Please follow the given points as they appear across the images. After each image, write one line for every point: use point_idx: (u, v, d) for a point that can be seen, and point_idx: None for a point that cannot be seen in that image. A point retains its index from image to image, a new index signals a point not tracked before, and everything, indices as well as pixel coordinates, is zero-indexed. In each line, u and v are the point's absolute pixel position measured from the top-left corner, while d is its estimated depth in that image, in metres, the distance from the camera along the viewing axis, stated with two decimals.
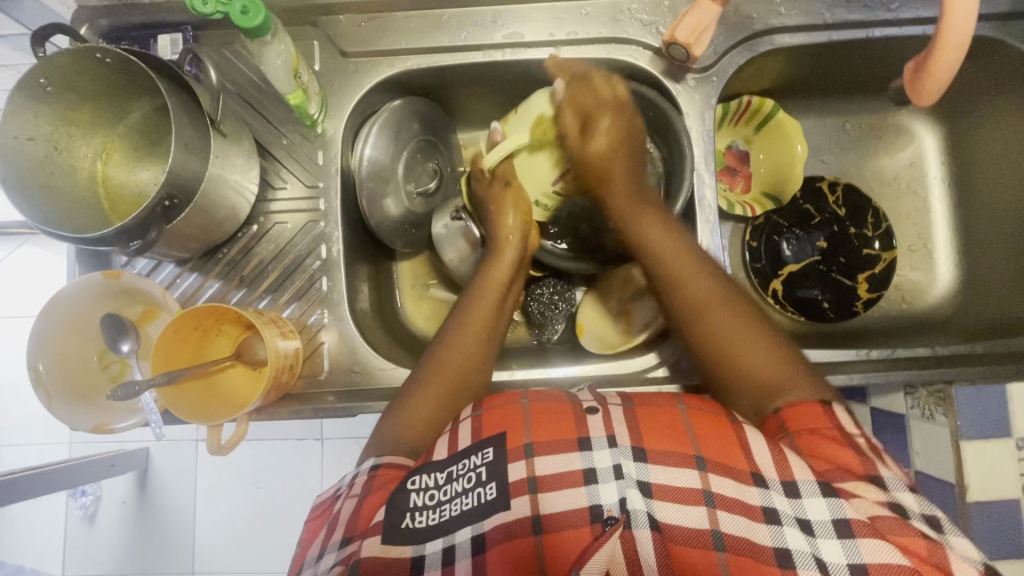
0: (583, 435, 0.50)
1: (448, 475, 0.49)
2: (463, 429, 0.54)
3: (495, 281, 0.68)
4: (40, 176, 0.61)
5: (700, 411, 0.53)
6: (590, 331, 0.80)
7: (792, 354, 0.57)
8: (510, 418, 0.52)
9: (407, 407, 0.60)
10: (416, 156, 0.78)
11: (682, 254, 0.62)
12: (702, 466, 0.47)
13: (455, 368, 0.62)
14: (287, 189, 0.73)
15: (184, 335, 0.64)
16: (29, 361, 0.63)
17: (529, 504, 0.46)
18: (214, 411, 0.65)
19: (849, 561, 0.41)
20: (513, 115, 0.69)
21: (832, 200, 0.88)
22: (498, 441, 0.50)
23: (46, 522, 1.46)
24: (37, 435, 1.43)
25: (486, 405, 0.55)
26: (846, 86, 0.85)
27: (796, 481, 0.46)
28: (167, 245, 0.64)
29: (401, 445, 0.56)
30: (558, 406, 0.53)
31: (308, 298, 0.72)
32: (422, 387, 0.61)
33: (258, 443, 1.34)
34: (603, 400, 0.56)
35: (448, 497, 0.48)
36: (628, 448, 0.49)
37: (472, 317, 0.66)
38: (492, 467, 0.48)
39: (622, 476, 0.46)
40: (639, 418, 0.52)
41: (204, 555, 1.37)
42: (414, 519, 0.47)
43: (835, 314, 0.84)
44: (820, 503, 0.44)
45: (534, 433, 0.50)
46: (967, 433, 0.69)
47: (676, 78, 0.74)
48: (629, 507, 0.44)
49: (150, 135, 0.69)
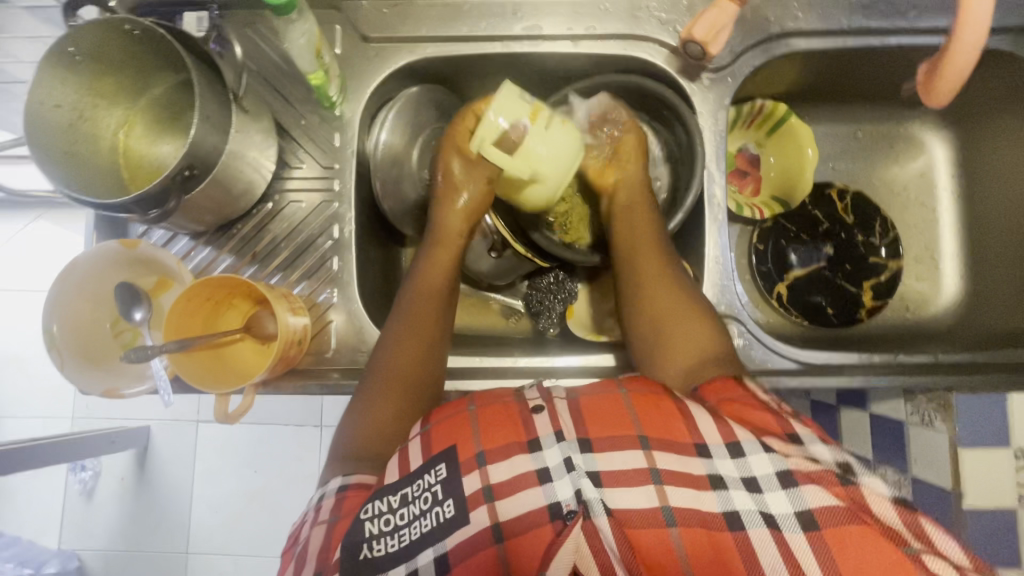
0: (532, 436, 0.50)
1: (402, 498, 0.48)
2: (413, 447, 0.52)
3: (430, 287, 0.68)
4: (64, 143, 0.63)
5: (641, 394, 0.52)
6: (579, 317, 0.83)
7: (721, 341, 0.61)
8: (458, 427, 0.51)
9: (365, 408, 0.60)
10: (431, 143, 0.79)
11: (652, 246, 0.68)
12: (646, 445, 0.47)
13: (408, 356, 0.63)
14: (303, 169, 0.74)
15: (195, 306, 0.64)
16: (46, 321, 0.64)
17: (487, 514, 0.46)
18: (222, 379, 0.66)
19: (795, 509, 0.43)
20: (541, 123, 0.65)
21: (841, 207, 0.89)
22: (449, 455, 0.49)
23: (45, 495, 1.47)
24: (41, 407, 1.45)
25: (435, 420, 0.53)
26: (861, 93, 0.86)
27: (739, 441, 0.47)
28: (183, 217, 0.65)
29: (365, 460, 0.56)
30: (500, 408, 0.53)
31: (318, 277, 0.73)
32: (376, 395, 0.60)
33: (259, 427, 1.36)
34: (549, 395, 0.54)
35: (406, 521, 0.47)
36: (575, 441, 0.48)
37: (424, 312, 0.66)
38: (448, 485, 0.48)
39: (573, 468, 0.46)
40: (584, 411, 0.51)
41: (199, 535, 1.38)
42: (372, 548, 0.46)
43: (838, 319, 0.85)
44: (763, 458, 0.46)
45: (484, 440, 0.49)
46: (966, 442, 0.70)
47: (691, 77, 0.75)
48: (585, 497, 0.45)
49: (171, 109, 0.70)
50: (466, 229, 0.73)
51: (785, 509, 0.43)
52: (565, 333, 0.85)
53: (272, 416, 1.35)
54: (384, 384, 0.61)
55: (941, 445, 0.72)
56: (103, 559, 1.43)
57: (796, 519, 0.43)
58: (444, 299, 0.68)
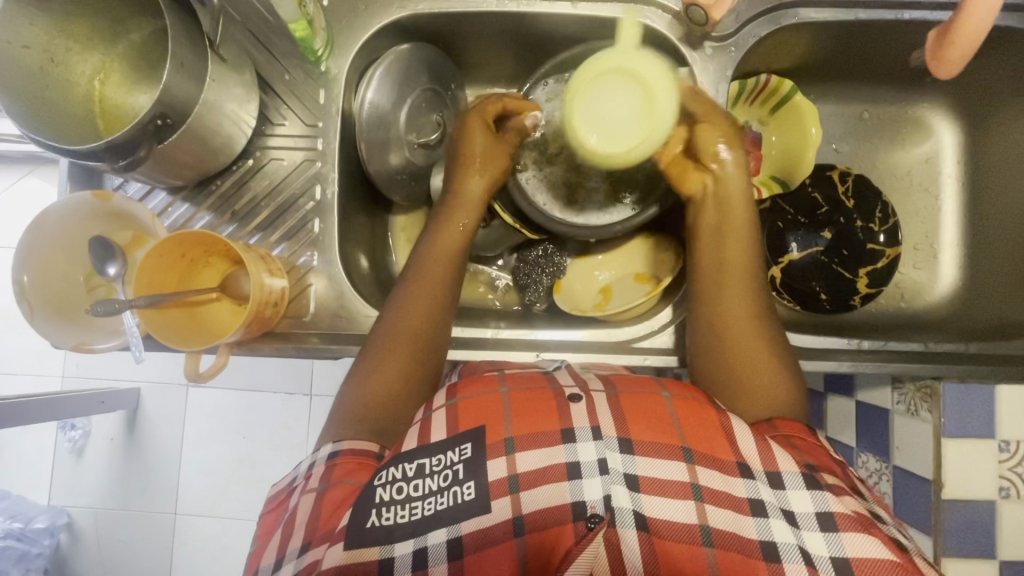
0: (567, 426, 0.50)
1: (419, 468, 0.49)
2: (437, 419, 0.53)
3: (445, 251, 0.66)
4: (34, 87, 0.60)
5: (683, 398, 0.54)
6: (566, 291, 0.80)
7: (796, 385, 0.59)
8: (488, 409, 0.52)
9: (373, 365, 0.59)
10: (421, 105, 0.75)
11: (741, 270, 0.63)
12: (690, 458, 0.48)
13: (414, 325, 0.61)
14: (286, 126, 0.72)
15: (171, 262, 0.63)
16: (15, 272, 0.62)
17: (509, 505, 0.46)
18: (199, 334, 0.65)
19: (833, 555, 0.43)
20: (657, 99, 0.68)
21: (842, 190, 0.85)
22: (478, 435, 0.50)
23: (34, 453, 1.47)
24: (30, 364, 1.44)
25: (461, 395, 0.54)
26: (869, 72, 0.83)
27: (780, 472, 0.48)
28: (156, 169, 0.63)
29: (361, 424, 0.56)
30: (540, 394, 0.53)
31: (298, 238, 0.71)
32: (383, 355, 0.59)
33: (248, 393, 1.36)
34: (585, 386, 0.55)
35: (420, 494, 0.47)
36: (614, 440, 0.49)
37: (431, 277, 0.64)
38: (470, 465, 0.48)
39: (607, 471, 0.47)
40: (624, 407, 0.52)
41: (187, 497, 1.39)
42: (381, 516, 0.46)
43: (830, 305, 0.83)
44: (804, 496, 0.47)
45: (515, 427, 0.50)
46: (950, 431, 0.69)
47: (693, 44, 0.72)
48: (614, 505, 0.45)
49: (150, 57, 0.67)
50: (486, 193, 0.69)
51: (822, 551, 0.43)
52: (552, 308, 0.83)
53: (261, 383, 1.35)
54: (393, 349, 0.60)
55: (926, 435, 0.70)
56: (93, 517, 1.45)
57: (831, 562, 0.43)
58: (457, 264, 0.67)
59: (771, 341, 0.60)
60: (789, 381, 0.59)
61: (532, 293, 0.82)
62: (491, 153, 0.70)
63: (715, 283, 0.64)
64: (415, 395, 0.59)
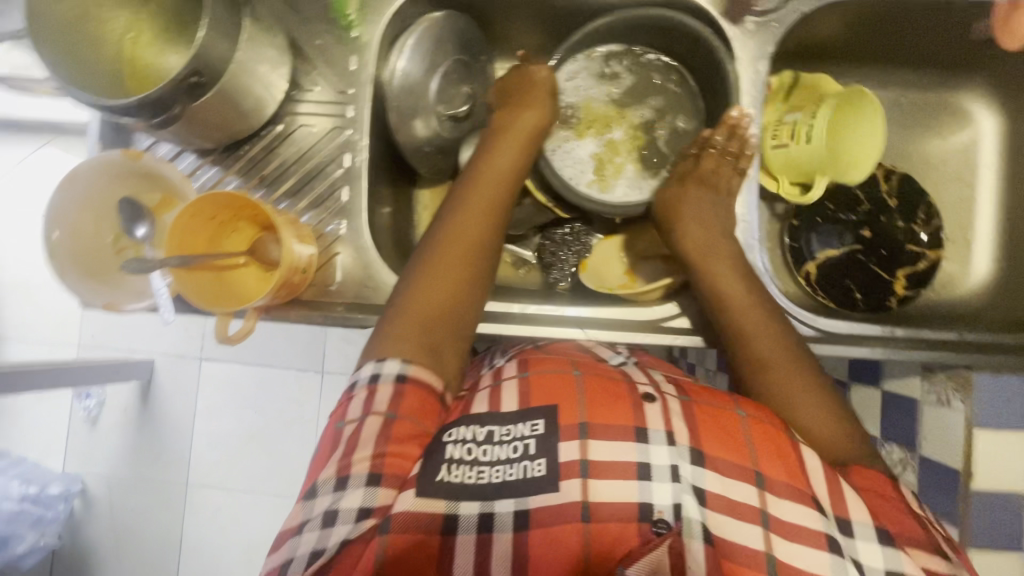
0: (640, 425, 0.50)
1: (489, 434, 0.50)
2: (509, 389, 0.53)
3: (483, 211, 0.61)
4: (68, 43, 0.60)
5: (761, 422, 0.51)
6: (593, 269, 0.78)
7: (846, 412, 0.57)
8: (565, 391, 0.52)
9: (422, 288, 0.56)
10: (451, 77, 0.74)
11: (741, 295, 0.60)
12: (761, 484, 0.48)
13: (476, 234, 0.59)
14: (318, 92, 0.71)
15: (198, 224, 0.62)
16: (45, 228, 0.62)
17: (579, 489, 0.46)
18: (224, 301, 0.64)
19: None
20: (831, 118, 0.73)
21: (885, 188, 0.83)
22: (551, 413, 0.50)
23: (49, 421, 1.48)
24: (45, 333, 1.45)
25: (534, 369, 0.54)
26: (907, 55, 0.81)
27: (851, 521, 0.47)
28: (187, 129, 0.62)
29: (424, 335, 0.54)
30: (614, 386, 0.53)
31: (326, 207, 0.70)
32: (438, 273, 0.57)
33: (263, 369, 1.36)
34: (658, 387, 0.55)
35: (489, 460, 0.48)
36: (686, 449, 0.49)
37: (467, 230, 0.59)
38: (543, 442, 0.49)
39: (679, 479, 0.47)
40: (697, 416, 0.52)
41: (199, 469, 1.41)
42: (450, 471, 0.48)
43: (866, 305, 0.79)
44: (875, 550, 0.46)
45: (589, 412, 0.50)
46: (980, 421, 0.68)
47: (734, 18, 0.69)
48: (684, 515, 0.46)
49: (181, 17, 0.66)
50: (519, 163, 0.66)
51: None
52: (576, 288, 0.81)
53: (275, 359, 1.36)
54: (450, 266, 0.57)
55: (956, 425, 0.69)
56: (106, 485, 1.46)
57: None
58: (496, 223, 0.61)
59: (813, 373, 0.57)
60: (842, 416, 0.56)
61: (556, 273, 0.82)
62: (536, 91, 0.69)
63: (716, 300, 0.61)
64: (470, 312, 0.57)
